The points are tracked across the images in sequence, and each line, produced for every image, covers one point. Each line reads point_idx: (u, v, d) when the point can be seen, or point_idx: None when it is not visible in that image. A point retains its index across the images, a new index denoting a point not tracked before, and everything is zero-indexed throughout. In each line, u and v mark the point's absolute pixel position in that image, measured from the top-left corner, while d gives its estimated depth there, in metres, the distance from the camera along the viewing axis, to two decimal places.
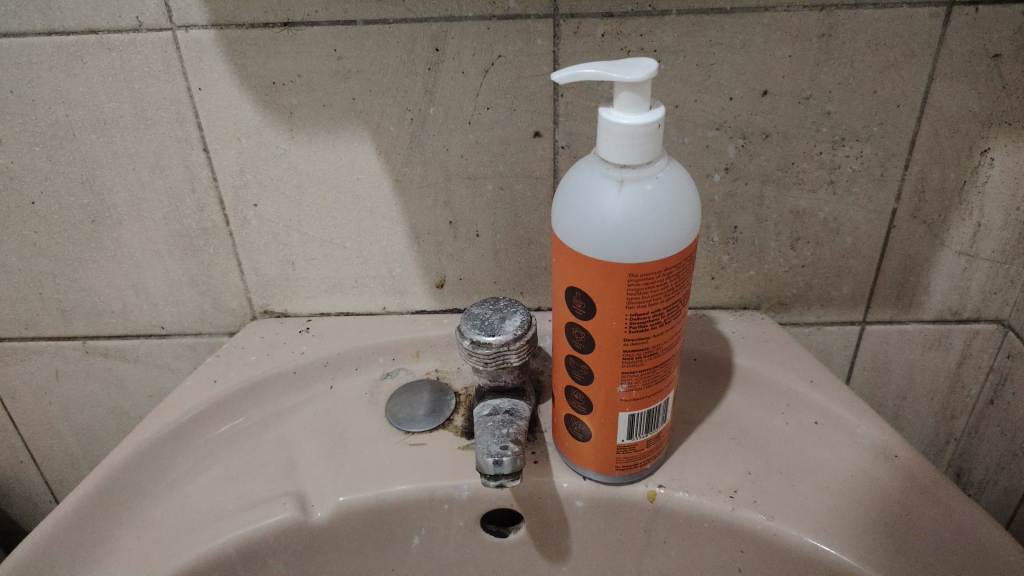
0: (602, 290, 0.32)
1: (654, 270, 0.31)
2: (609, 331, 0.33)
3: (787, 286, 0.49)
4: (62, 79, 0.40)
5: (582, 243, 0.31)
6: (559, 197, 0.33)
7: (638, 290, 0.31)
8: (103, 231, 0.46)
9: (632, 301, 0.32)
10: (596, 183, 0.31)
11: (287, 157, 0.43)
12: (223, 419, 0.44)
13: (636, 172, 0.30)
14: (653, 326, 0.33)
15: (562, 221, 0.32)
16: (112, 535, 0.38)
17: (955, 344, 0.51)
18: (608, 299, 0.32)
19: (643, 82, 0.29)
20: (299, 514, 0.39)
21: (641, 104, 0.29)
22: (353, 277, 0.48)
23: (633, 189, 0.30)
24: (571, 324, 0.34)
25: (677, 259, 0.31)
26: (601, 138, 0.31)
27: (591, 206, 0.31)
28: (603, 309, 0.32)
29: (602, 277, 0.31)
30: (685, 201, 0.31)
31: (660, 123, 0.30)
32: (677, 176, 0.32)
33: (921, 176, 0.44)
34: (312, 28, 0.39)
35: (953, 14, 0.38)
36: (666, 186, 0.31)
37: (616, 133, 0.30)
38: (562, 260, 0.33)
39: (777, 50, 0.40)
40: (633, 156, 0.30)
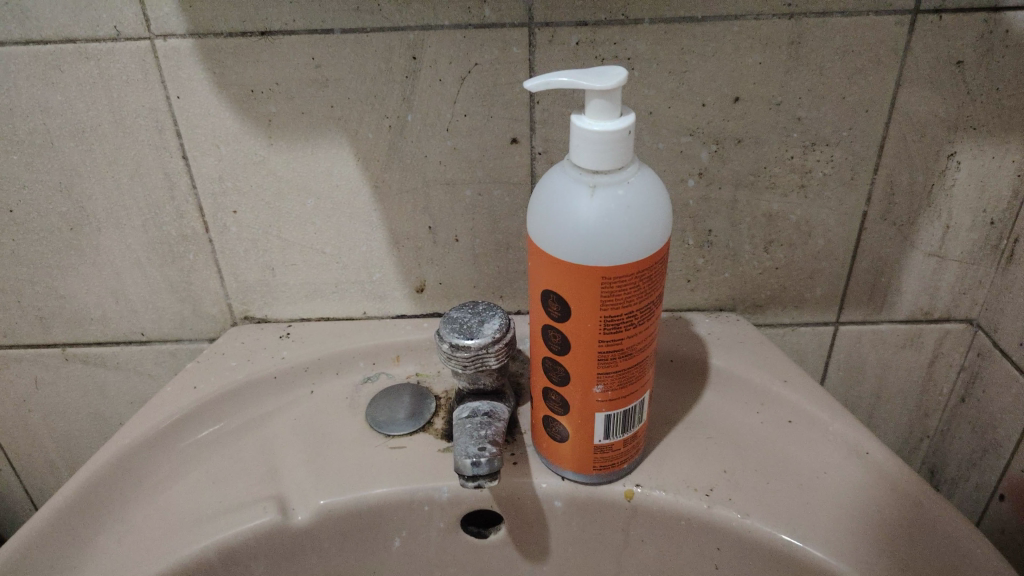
0: (575, 292, 0.32)
1: (626, 272, 0.32)
2: (584, 332, 0.33)
3: (762, 288, 0.50)
4: (40, 88, 0.40)
5: (556, 246, 0.32)
6: (534, 201, 0.33)
7: (611, 292, 0.32)
8: (83, 238, 0.46)
9: (606, 303, 0.32)
10: (569, 187, 0.32)
11: (267, 164, 0.43)
12: (203, 424, 0.44)
13: (609, 177, 0.31)
14: (628, 327, 0.34)
15: (536, 225, 0.33)
16: (92, 540, 0.38)
17: (927, 343, 0.52)
18: (583, 301, 0.32)
19: (614, 89, 0.30)
20: (280, 518, 0.39)
21: (612, 111, 0.30)
22: (333, 282, 0.48)
23: (607, 195, 0.31)
24: (548, 325, 0.35)
25: (649, 262, 0.32)
26: (573, 143, 0.31)
27: (565, 210, 0.32)
28: (577, 311, 0.33)
29: (576, 280, 0.32)
30: (656, 206, 0.32)
31: (631, 130, 0.31)
32: (649, 181, 0.32)
33: (890, 179, 0.45)
34: (290, 37, 0.39)
35: (917, 23, 0.39)
36: (638, 190, 0.32)
37: (588, 140, 0.30)
38: (537, 263, 0.34)
39: (748, 58, 0.40)
40: (604, 162, 0.31)
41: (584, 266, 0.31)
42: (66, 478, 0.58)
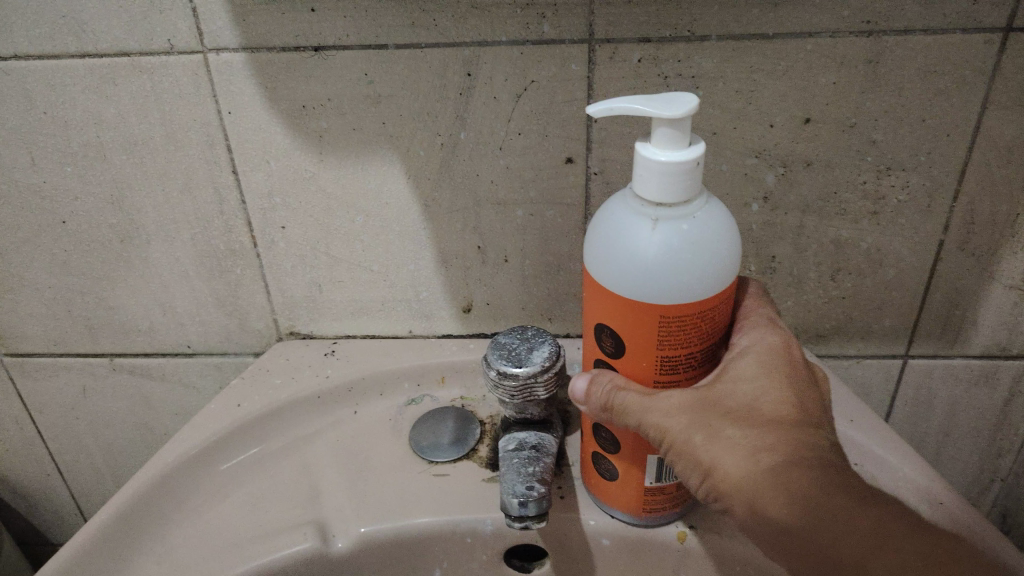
0: (631, 329, 0.31)
1: (687, 312, 0.30)
2: (639, 371, 0.32)
3: (826, 318, 0.47)
4: (94, 100, 0.40)
5: (613, 280, 0.30)
6: (592, 229, 0.32)
7: (670, 332, 0.30)
8: (133, 250, 0.46)
9: (664, 342, 0.31)
10: (630, 219, 0.30)
11: (316, 181, 0.42)
12: (247, 442, 0.43)
13: (674, 210, 0.29)
14: (686, 366, 0.32)
15: (593, 255, 0.31)
16: (132, 559, 0.37)
17: (1003, 380, 0.48)
18: (639, 340, 0.31)
19: (684, 115, 0.28)
20: (320, 544, 0.38)
21: (679, 138, 0.28)
22: (380, 300, 0.47)
23: (670, 229, 0.29)
24: (603, 361, 0.33)
25: (712, 299, 0.30)
26: (636, 172, 0.29)
27: (625, 243, 0.30)
28: (633, 349, 0.31)
29: (634, 318, 0.30)
30: (723, 243, 0.30)
31: (699, 161, 0.29)
32: (716, 216, 0.30)
33: (970, 208, 0.42)
34: (343, 53, 0.38)
35: (1010, 42, 0.37)
36: (705, 226, 0.30)
37: (652, 169, 0.28)
38: (593, 297, 0.32)
39: (822, 78, 0.38)
40: (669, 195, 0.29)
41: (642, 304, 0.30)
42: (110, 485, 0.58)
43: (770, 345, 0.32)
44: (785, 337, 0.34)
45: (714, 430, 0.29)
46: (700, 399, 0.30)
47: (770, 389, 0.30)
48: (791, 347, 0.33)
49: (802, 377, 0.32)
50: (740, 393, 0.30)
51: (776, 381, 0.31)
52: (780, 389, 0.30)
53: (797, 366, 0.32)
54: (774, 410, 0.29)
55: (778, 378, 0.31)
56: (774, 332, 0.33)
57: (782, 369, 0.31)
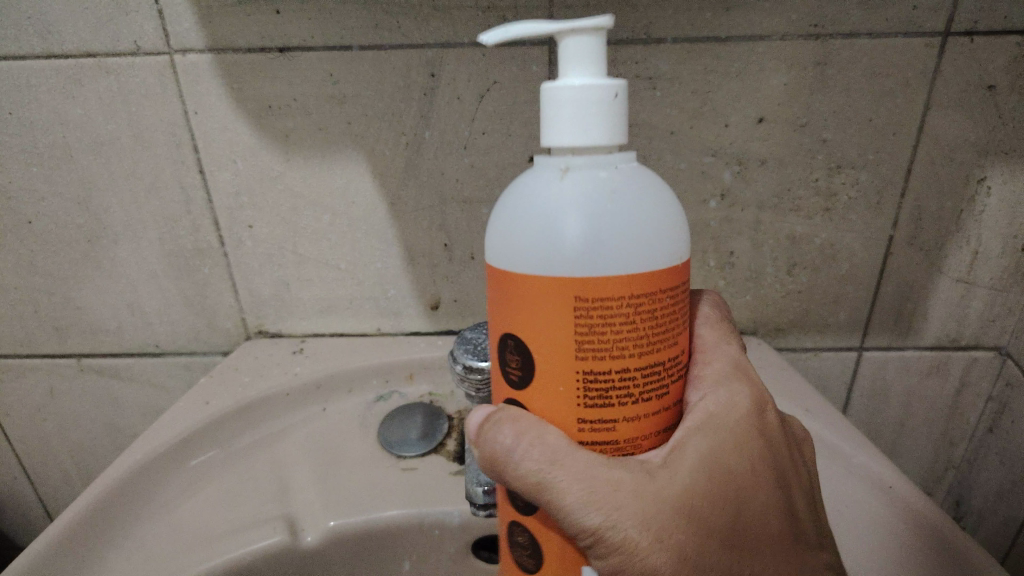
0: (539, 329, 0.23)
1: (615, 295, 0.23)
2: (556, 396, 0.24)
3: (784, 312, 0.48)
4: (61, 101, 0.41)
5: (518, 261, 0.24)
6: (495, 212, 0.26)
7: (594, 331, 0.23)
8: (100, 250, 0.46)
9: (585, 346, 0.23)
10: (537, 181, 0.25)
11: (282, 179, 0.43)
12: (211, 442, 0.43)
13: (586, 160, 0.24)
14: (621, 401, 0.24)
15: (495, 242, 0.25)
16: (100, 559, 0.35)
17: (954, 372, 0.49)
18: (551, 342, 0.23)
19: (592, 28, 0.23)
20: (290, 539, 0.37)
21: (590, 64, 0.23)
22: (348, 298, 0.48)
23: (586, 187, 0.23)
24: (515, 399, 0.26)
25: (649, 284, 0.23)
26: (544, 113, 0.24)
27: (531, 212, 0.24)
28: (546, 361, 0.24)
29: (542, 309, 0.23)
30: (655, 205, 0.24)
31: (621, 93, 0.24)
32: (647, 182, 0.25)
33: (917, 204, 0.43)
34: (308, 54, 0.39)
35: (948, 45, 0.39)
36: (631, 189, 0.24)
37: (557, 105, 0.23)
38: (496, 301, 0.25)
39: (773, 78, 0.40)
40: (586, 134, 0.23)
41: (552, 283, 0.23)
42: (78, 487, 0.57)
43: (737, 413, 0.27)
44: (755, 399, 0.28)
45: (681, 550, 0.23)
46: (664, 504, 0.23)
47: (743, 485, 0.25)
48: (761, 412, 0.28)
49: (773, 457, 0.27)
50: (706, 498, 0.24)
51: (747, 473, 0.25)
52: (750, 483, 0.25)
53: (767, 441, 0.27)
54: (747, 525, 0.25)
55: (750, 469, 0.25)
56: (740, 389, 0.28)
57: (752, 449, 0.26)
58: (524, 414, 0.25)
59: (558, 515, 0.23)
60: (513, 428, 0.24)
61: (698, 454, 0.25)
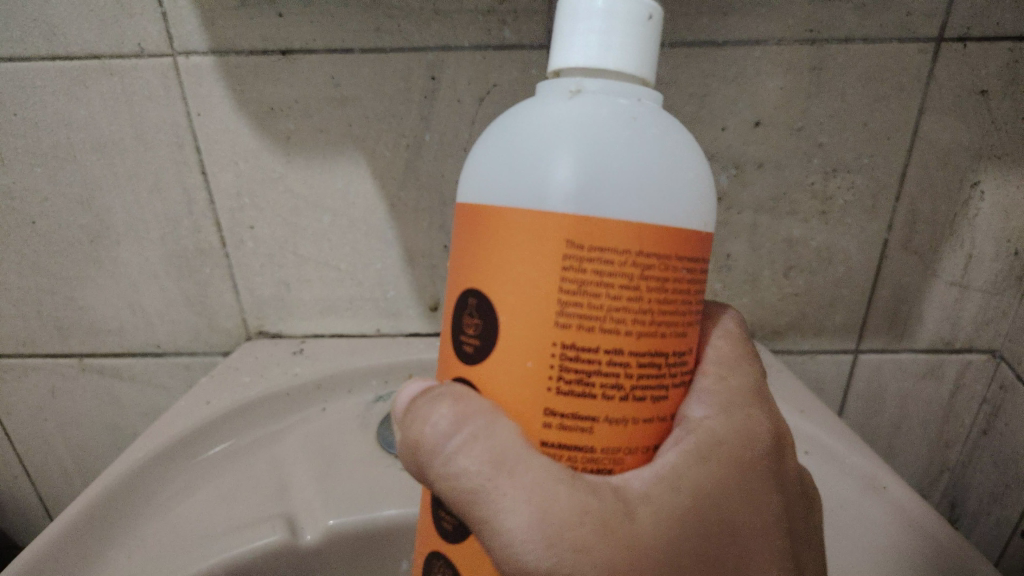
0: (518, 283, 0.22)
1: (614, 244, 0.22)
2: (522, 371, 0.23)
3: (781, 314, 0.48)
4: (65, 102, 0.41)
5: (509, 192, 0.23)
6: (491, 136, 0.26)
7: (583, 291, 0.22)
8: (102, 250, 0.46)
9: (569, 311, 0.22)
10: (547, 103, 0.24)
11: (283, 181, 0.44)
12: (212, 441, 0.42)
13: (602, 84, 0.24)
14: (600, 393, 0.23)
15: (481, 173, 0.25)
16: (103, 553, 0.34)
17: (948, 374, 0.50)
18: (530, 294, 0.22)
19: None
20: (288, 536, 0.36)
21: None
22: (347, 299, 0.48)
23: (599, 110, 0.23)
24: (469, 378, 0.25)
25: (657, 240, 0.22)
26: (565, 30, 0.24)
27: (532, 136, 0.24)
28: (521, 325, 0.22)
29: (529, 259, 0.22)
30: (672, 145, 0.24)
31: (651, 16, 0.24)
32: (669, 126, 0.25)
33: (912, 208, 0.44)
34: (310, 56, 0.40)
35: (942, 50, 0.39)
36: (649, 125, 0.24)
37: (584, 7, 0.24)
38: (471, 251, 0.24)
39: (769, 83, 0.41)
40: (611, 48, 0.23)
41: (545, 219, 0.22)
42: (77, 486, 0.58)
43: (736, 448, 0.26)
44: (759, 433, 0.27)
45: None
46: (637, 546, 0.22)
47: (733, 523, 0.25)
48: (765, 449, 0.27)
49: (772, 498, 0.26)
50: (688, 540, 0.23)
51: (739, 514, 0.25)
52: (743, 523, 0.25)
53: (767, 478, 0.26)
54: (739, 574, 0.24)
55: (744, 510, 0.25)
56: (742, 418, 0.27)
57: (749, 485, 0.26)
58: (472, 395, 0.24)
59: (485, 530, 0.22)
60: (454, 408, 0.23)
61: (688, 486, 0.24)
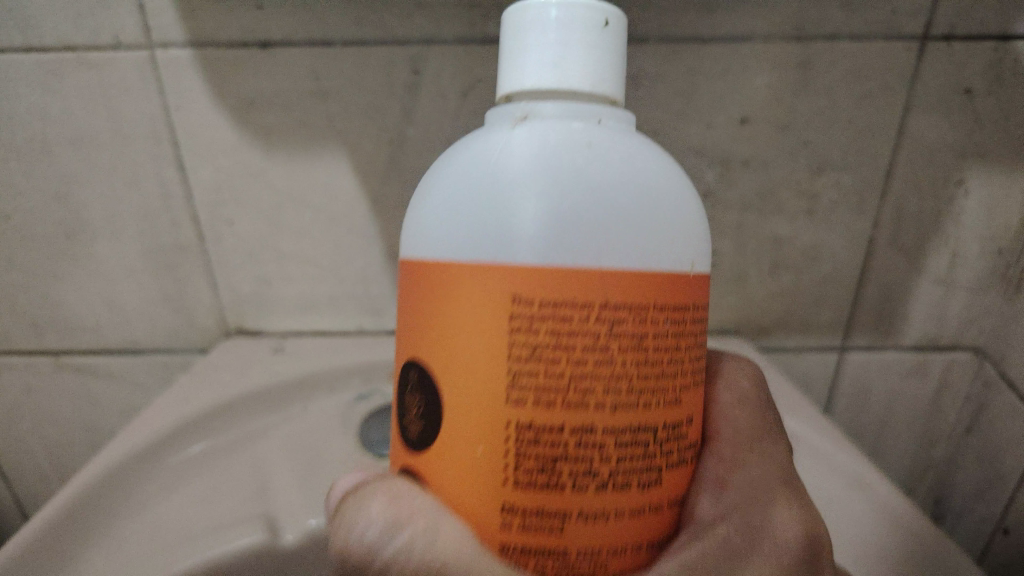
0: (465, 356, 0.22)
1: (565, 300, 0.21)
2: (476, 458, 0.22)
3: (767, 313, 0.48)
4: (39, 95, 0.40)
5: (454, 241, 0.22)
6: (434, 174, 0.25)
7: (534, 359, 0.21)
8: (78, 246, 0.45)
9: (518, 386, 0.21)
10: (494, 136, 0.24)
11: (264, 176, 0.43)
12: (192, 440, 0.40)
13: (554, 107, 0.24)
14: (565, 481, 0.21)
15: (427, 212, 0.24)
16: (77, 551, 0.32)
17: (933, 372, 0.49)
18: (473, 369, 0.21)
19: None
20: (267, 537, 0.34)
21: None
22: (329, 296, 0.48)
23: (549, 139, 0.22)
24: (418, 473, 0.24)
25: (617, 293, 0.21)
26: (516, 47, 0.24)
27: (481, 172, 0.23)
28: (467, 404, 0.22)
29: (473, 330, 0.21)
30: (635, 169, 0.23)
31: (608, 25, 0.24)
32: (633, 148, 0.23)
33: (898, 206, 0.44)
34: (290, 49, 0.39)
35: (927, 48, 0.39)
36: (608, 148, 0.23)
37: (535, 20, 0.23)
38: (412, 331, 0.24)
39: (756, 80, 0.40)
40: (565, 60, 0.23)
41: (489, 284, 0.21)
42: (53, 487, 0.56)
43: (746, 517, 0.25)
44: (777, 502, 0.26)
45: None
46: None
47: None
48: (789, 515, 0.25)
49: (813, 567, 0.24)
50: None
51: None
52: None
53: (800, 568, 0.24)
54: None
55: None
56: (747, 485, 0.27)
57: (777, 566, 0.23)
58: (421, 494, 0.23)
59: None
60: (388, 508, 0.23)
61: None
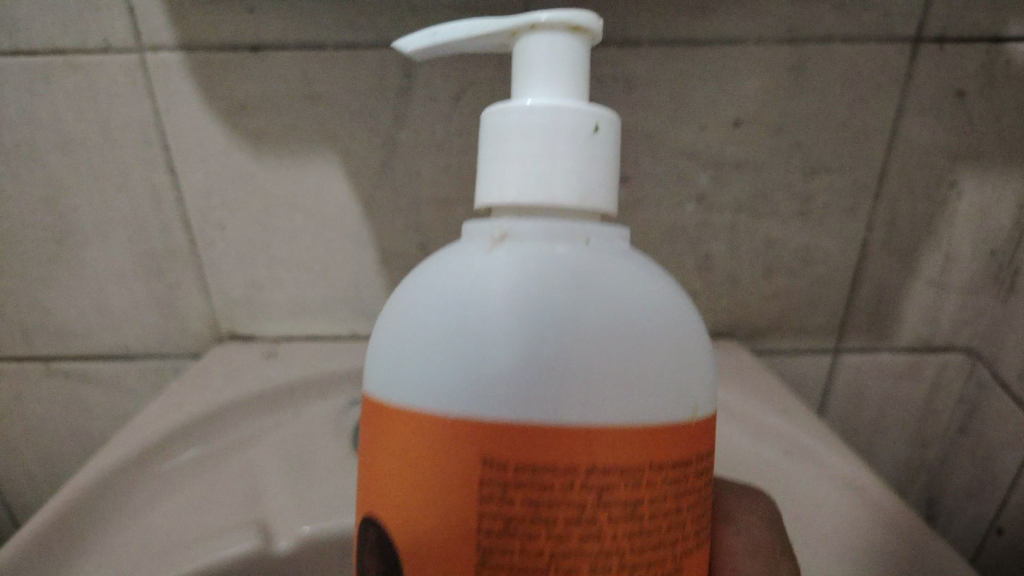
0: (433, 504, 0.20)
1: (543, 457, 0.19)
2: None
3: (761, 314, 0.48)
4: (28, 99, 0.40)
5: (420, 382, 0.21)
6: (401, 293, 0.24)
7: (510, 517, 0.19)
8: (68, 250, 0.45)
9: (494, 544, 0.20)
10: (469, 258, 0.23)
11: (254, 180, 0.43)
12: (183, 446, 0.39)
13: (535, 226, 0.23)
14: None
15: (395, 333, 0.22)
16: (67, 563, 0.32)
17: (926, 374, 0.49)
18: (446, 522, 0.20)
19: (562, 24, 0.23)
20: (260, 543, 0.33)
21: (558, 71, 0.23)
22: (320, 301, 0.47)
23: (528, 268, 0.22)
24: None
25: (603, 449, 0.20)
26: (501, 156, 0.23)
27: (454, 303, 0.21)
28: (438, 561, 0.20)
29: (444, 483, 0.20)
30: (625, 301, 0.22)
31: (597, 133, 0.23)
32: (621, 274, 0.22)
33: (892, 208, 0.44)
34: (280, 53, 0.39)
35: (920, 50, 0.39)
36: (594, 278, 0.22)
37: (523, 130, 0.23)
38: (377, 475, 0.22)
39: (749, 82, 0.40)
40: (554, 174, 0.22)
41: (459, 437, 0.20)
42: (41, 496, 0.55)
43: None
44: None
45: None
46: None
47: None
48: None
49: None
50: None
51: None
52: None
53: None
54: None
55: None
56: None
57: None
58: None
59: None
60: None
61: None
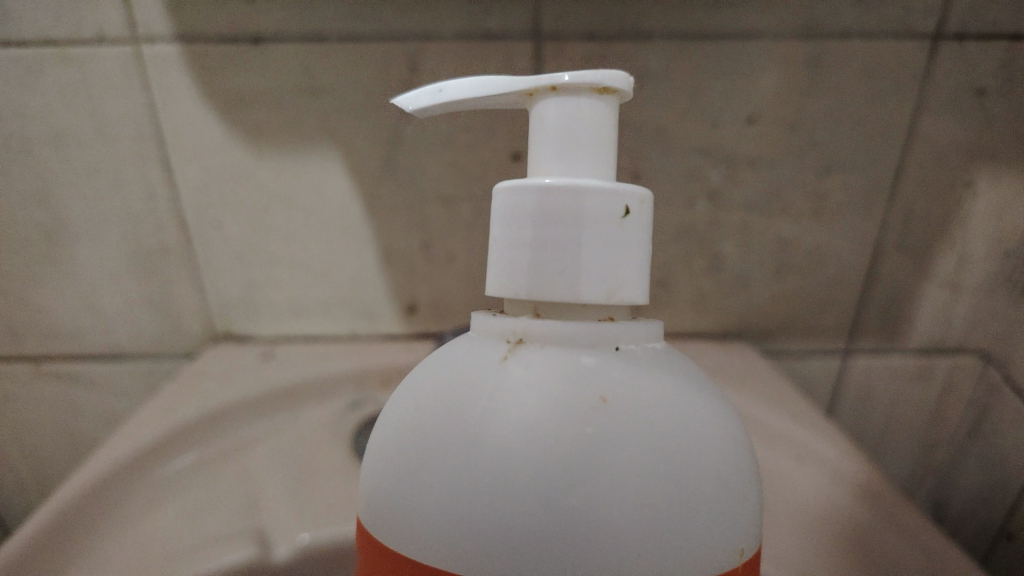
0: None
1: None
2: None
3: (771, 316, 0.46)
4: (20, 92, 0.39)
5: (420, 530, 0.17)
6: (402, 397, 0.20)
7: None
8: (58, 247, 0.44)
9: None
10: (478, 367, 0.19)
11: (255, 177, 0.42)
12: (175, 453, 0.37)
13: (551, 329, 0.19)
14: None
15: (390, 450, 0.19)
16: (62, 567, 0.29)
17: (936, 376, 0.47)
18: None
19: (589, 87, 0.19)
20: (256, 551, 0.30)
21: (584, 141, 0.19)
22: (320, 302, 0.46)
23: (547, 387, 0.18)
24: None
25: None
26: (510, 238, 0.19)
27: (457, 425, 0.18)
28: None
29: None
30: (664, 421, 0.18)
31: (630, 213, 0.19)
32: (659, 389, 0.18)
33: (907, 207, 0.43)
34: (281, 44, 0.39)
35: (940, 47, 0.39)
36: (630, 400, 0.18)
37: (534, 207, 0.19)
38: None
39: (762, 79, 0.40)
40: (574, 267, 0.19)
41: None
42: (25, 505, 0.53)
43: None
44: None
45: None
46: None
47: None
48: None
49: None
50: None
51: None
52: None
53: None
54: None
55: None
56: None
57: None
58: None
59: None
60: None
61: None
